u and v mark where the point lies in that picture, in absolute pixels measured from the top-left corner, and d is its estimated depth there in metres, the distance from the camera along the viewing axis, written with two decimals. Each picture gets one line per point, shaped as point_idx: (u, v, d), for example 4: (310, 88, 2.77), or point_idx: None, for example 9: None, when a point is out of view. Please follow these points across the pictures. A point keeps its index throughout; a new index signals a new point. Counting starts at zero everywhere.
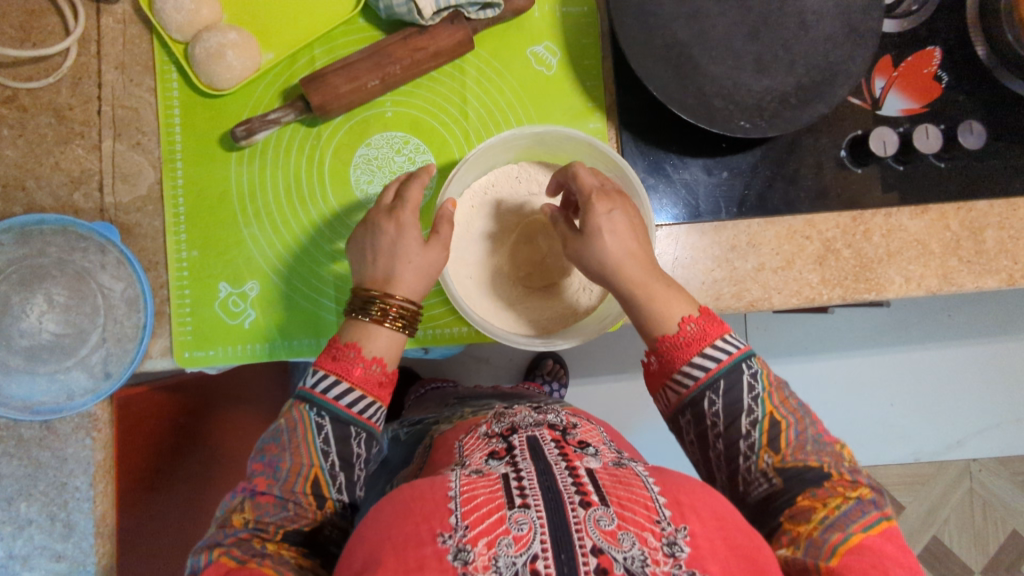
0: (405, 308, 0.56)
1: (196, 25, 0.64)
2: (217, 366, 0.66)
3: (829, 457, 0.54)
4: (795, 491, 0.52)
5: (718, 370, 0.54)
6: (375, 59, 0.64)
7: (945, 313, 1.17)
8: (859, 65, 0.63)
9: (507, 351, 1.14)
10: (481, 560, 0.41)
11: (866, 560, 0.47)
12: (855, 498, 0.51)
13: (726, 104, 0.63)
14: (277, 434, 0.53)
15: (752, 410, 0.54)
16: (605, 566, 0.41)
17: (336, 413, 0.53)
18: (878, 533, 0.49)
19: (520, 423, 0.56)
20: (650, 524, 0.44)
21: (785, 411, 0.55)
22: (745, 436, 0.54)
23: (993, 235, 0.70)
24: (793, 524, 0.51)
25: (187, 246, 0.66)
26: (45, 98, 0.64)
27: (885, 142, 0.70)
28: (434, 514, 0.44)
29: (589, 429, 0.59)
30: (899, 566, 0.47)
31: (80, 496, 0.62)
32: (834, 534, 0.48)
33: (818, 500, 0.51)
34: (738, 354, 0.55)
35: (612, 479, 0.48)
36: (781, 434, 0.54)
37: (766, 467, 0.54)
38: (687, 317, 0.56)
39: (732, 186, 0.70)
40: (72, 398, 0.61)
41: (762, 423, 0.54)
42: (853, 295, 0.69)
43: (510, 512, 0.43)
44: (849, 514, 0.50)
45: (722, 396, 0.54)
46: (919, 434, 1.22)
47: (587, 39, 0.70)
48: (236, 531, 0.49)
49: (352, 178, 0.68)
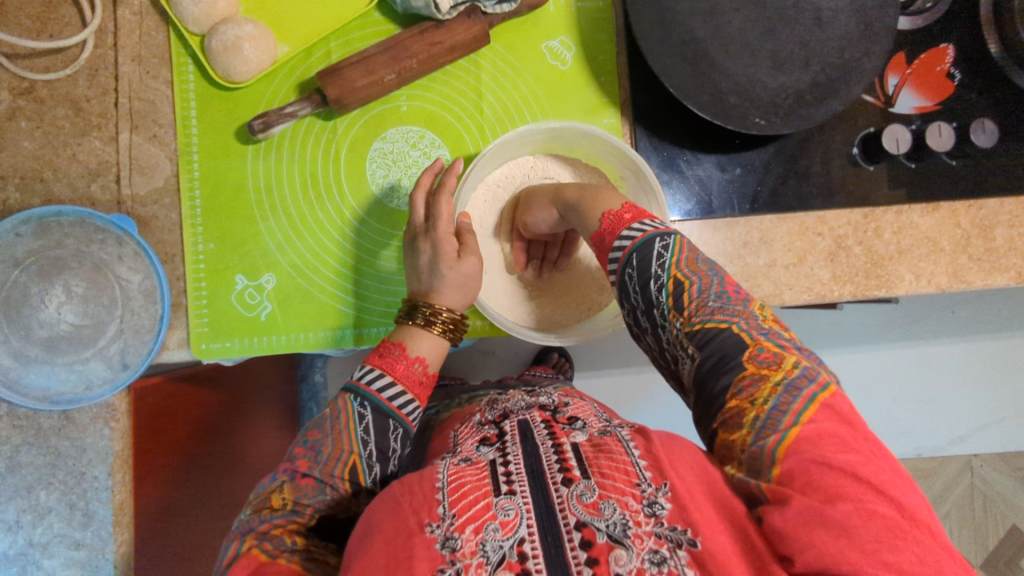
0: (451, 314, 0.58)
1: (212, 17, 0.64)
2: (234, 357, 0.67)
3: (740, 314, 0.49)
4: (711, 362, 0.48)
5: (633, 247, 0.54)
6: (391, 53, 0.64)
7: (948, 310, 1.17)
8: (874, 63, 0.63)
9: (514, 343, 1.15)
10: (469, 546, 0.42)
11: (803, 459, 0.42)
12: (782, 381, 0.46)
13: (741, 100, 0.63)
14: (321, 421, 0.54)
15: (659, 275, 0.52)
16: (588, 539, 0.42)
17: (377, 404, 0.54)
18: (812, 416, 0.44)
19: (511, 409, 0.57)
20: (630, 488, 0.44)
21: (691, 272, 0.52)
22: (656, 303, 0.52)
23: (1003, 233, 0.70)
24: (727, 431, 0.47)
25: (204, 239, 0.66)
26: (62, 90, 0.64)
27: (897, 140, 0.71)
28: (422, 506, 0.45)
29: (581, 404, 0.60)
30: (843, 446, 0.43)
31: (99, 485, 0.63)
32: (768, 436, 0.44)
33: (746, 397, 0.46)
34: (651, 231, 0.54)
35: (594, 449, 0.48)
36: (685, 294, 0.51)
37: (679, 337, 0.50)
38: (607, 212, 0.58)
39: (745, 182, 0.70)
40: (90, 388, 0.62)
41: (667, 287, 0.51)
42: (863, 292, 0.70)
43: (496, 499, 0.44)
44: (779, 406, 0.45)
45: (636, 268, 0.53)
46: (923, 429, 1.23)
47: (602, 35, 0.70)
48: (271, 517, 0.50)
49: (368, 172, 0.69)
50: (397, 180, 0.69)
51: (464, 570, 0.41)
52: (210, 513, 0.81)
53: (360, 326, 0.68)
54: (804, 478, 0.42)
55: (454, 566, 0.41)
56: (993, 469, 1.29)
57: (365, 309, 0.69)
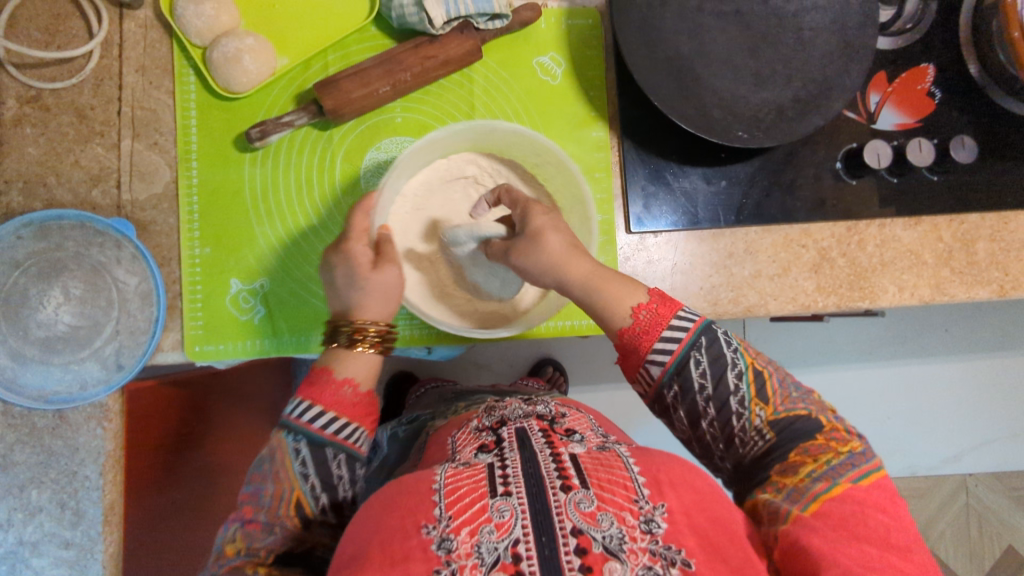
0: (376, 328, 0.58)
1: (215, 30, 0.66)
2: (227, 360, 0.68)
3: (814, 403, 0.57)
4: (787, 443, 0.54)
5: (700, 330, 0.56)
6: (386, 66, 0.66)
7: (941, 328, 1.20)
8: (854, 81, 0.65)
9: (510, 357, 1.18)
10: (464, 548, 0.43)
11: (844, 508, 0.49)
12: (847, 452, 0.53)
13: (725, 114, 0.65)
14: (260, 463, 0.55)
15: (736, 363, 0.56)
16: (584, 547, 0.43)
17: (311, 438, 0.54)
18: (868, 485, 0.51)
19: (509, 416, 0.58)
20: (628, 503, 0.46)
21: (764, 363, 0.58)
22: (733, 390, 0.55)
23: (984, 247, 0.72)
24: (781, 476, 0.53)
25: (200, 243, 0.68)
26: (68, 98, 0.66)
27: (879, 155, 0.72)
28: (419, 508, 0.46)
29: (577, 416, 0.61)
30: (880, 511, 0.50)
31: (90, 485, 0.64)
32: (819, 484, 0.51)
33: (809, 455, 0.53)
34: (697, 325, 0.56)
35: (594, 462, 0.50)
36: (766, 385, 0.56)
37: (761, 423, 0.55)
38: (638, 305, 0.57)
39: (730, 195, 0.72)
40: (85, 388, 0.63)
41: (747, 376, 0.56)
42: (847, 303, 0.71)
43: (492, 501, 0.45)
44: (838, 468, 0.52)
45: (706, 355, 0.56)
46: (918, 446, 1.24)
47: (591, 51, 0.72)
48: (230, 561, 0.52)
49: (361, 181, 0.70)
50: None
51: (459, 571, 0.42)
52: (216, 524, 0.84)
53: None
54: (838, 521, 0.49)
55: (450, 567, 0.42)
56: (988, 489, 1.28)
57: None
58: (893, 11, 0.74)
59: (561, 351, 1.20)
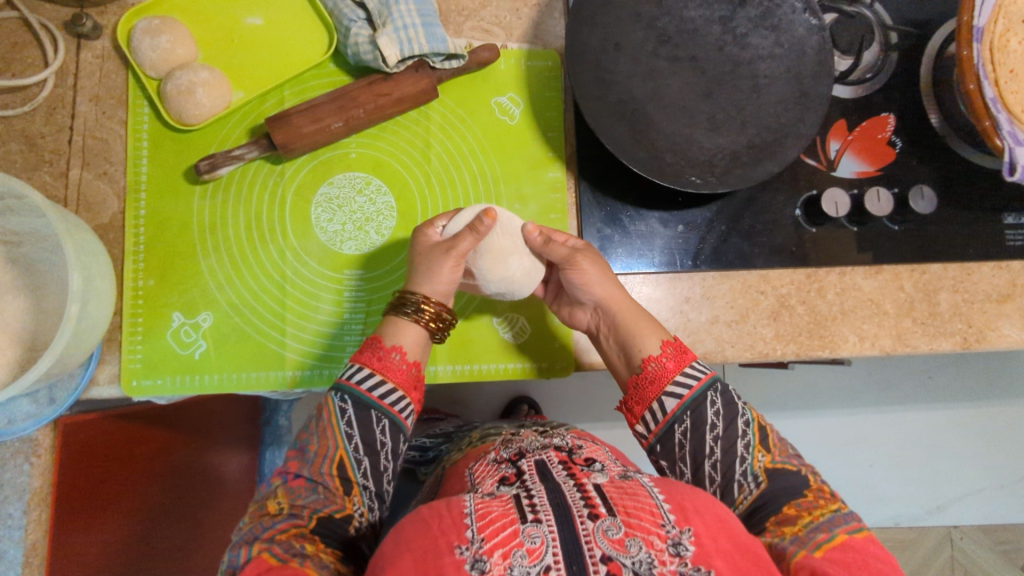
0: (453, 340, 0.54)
1: (170, 63, 0.66)
2: (165, 396, 0.66)
3: (807, 464, 0.60)
4: (778, 495, 0.56)
5: (713, 376, 0.60)
6: (339, 103, 0.66)
7: (923, 375, 1.18)
8: (809, 128, 0.65)
9: (482, 395, 1.16)
10: (497, 570, 0.41)
11: (848, 555, 0.50)
12: (837, 508, 0.55)
13: (677, 159, 0.65)
14: (309, 424, 0.58)
15: (745, 412, 0.60)
16: (614, 573, 0.41)
17: (357, 398, 0.57)
18: (862, 537, 0.52)
19: (526, 448, 0.57)
20: (655, 527, 0.45)
21: (765, 420, 0.61)
22: (742, 434, 0.59)
23: (946, 298, 0.71)
24: (778, 525, 0.54)
25: (144, 275, 0.67)
26: (19, 126, 0.65)
27: (837, 204, 0.72)
28: (450, 528, 0.44)
29: (594, 448, 0.59)
30: (878, 558, 0.50)
31: (12, 523, 0.61)
32: (819, 533, 0.52)
33: (803, 508, 0.55)
34: (705, 378, 0.60)
35: (619, 491, 0.49)
36: (767, 435, 0.60)
37: (760, 467, 0.58)
38: (666, 340, 0.62)
39: (688, 240, 0.71)
40: (12, 422, 0.59)
41: (753, 424, 0.60)
42: (806, 352, 0.70)
43: (523, 526, 0.44)
44: (832, 521, 0.53)
45: (720, 400, 0.59)
46: (900, 497, 1.21)
47: (550, 92, 0.72)
48: (275, 525, 0.53)
49: (312, 216, 0.69)
50: (341, 225, 0.70)
51: None
52: (224, 532, 0.97)
53: (310, 369, 0.68)
54: (843, 564, 0.49)
55: None
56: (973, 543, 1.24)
57: (297, 349, 0.68)
58: (851, 61, 0.74)
59: (533, 391, 1.18)
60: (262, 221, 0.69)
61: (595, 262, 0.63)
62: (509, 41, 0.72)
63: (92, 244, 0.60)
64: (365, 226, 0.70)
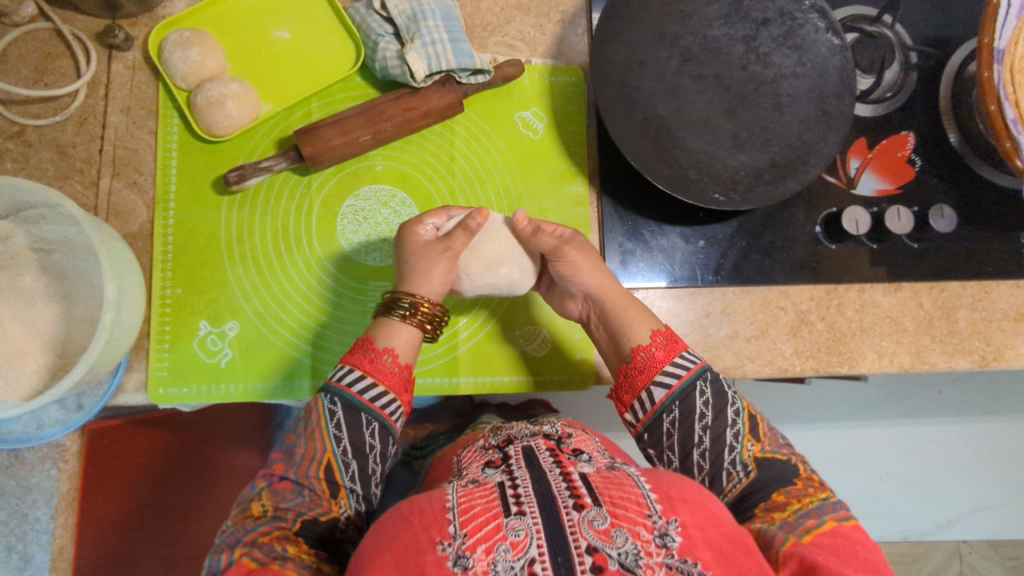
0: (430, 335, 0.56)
1: (200, 75, 0.67)
2: (191, 404, 0.67)
3: (796, 454, 0.59)
4: (768, 484, 0.56)
5: (701, 365, 0.60)
6: (367, 116, 0.67)
7: (936, 389, 1.17)
8: (832, 147, 0.66)
9: None
10: (480, 566, 0.41)
11: (836, 541, 0.50)
12: (825, 496, 0.54)
13: (701, 176, 0.66)
14: (297, 425, 0.58)
15: (734, 401, 0.59)
16: (599, 564, 0.40)
17: (348, 399, 0.57)
18: (850, 524, 0.52)
19: (515, 435, 0.55)
20: (642, 518, 0.44)
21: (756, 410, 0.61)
22: (732, 424, 0.58)
23: (965, 316, 0.71)
24: (767, 512, 0.54)
25: (172, 284, 0.67)
26: (51, 136, 0.66)
27: (857, 222, 0.72)
28: (433, 523, 0.43)
29: (584, 437, 0.58)
30: (866, 547, 0.50)
31: (40, 528, 0.62)
32: (808, 519, 0.51)
33: (792, 496, 0.54)
34: (695, 368, 0.60)
35: (605, 481, 0.48)
36: (757, 426, 0.60)
37: (749, 457, 0.58)
38: (656, 330, 0.61)
39: (708, 255, 0.72)
40: (41, 427, 0.61)
41: (744, 415, 0.59)
42: (825, 368, 0.70)
43: (507, 519, 0.43)
44: (821, 508, 0.53)
45: (709, 389, 0.59)
46: (910, 510, 1.21)
47: (574, 107, 0.73)
48: (256, 527, 0.52)
49: (338, 227, 0.70)
50: (366, 236, 0.71)
51: None
52: None
53: None
54: (831, 549, 0.49)
55: None
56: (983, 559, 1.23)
57: (322, 358, 0.69)
58: (872, 80, 0.75)
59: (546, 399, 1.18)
60: (289, 232, 0.70)
61: (585, 251, 0.64)
62: (533, 56, 0.73)
63: (123, 252, 0.61)
64: (390, 238, 0.71)
